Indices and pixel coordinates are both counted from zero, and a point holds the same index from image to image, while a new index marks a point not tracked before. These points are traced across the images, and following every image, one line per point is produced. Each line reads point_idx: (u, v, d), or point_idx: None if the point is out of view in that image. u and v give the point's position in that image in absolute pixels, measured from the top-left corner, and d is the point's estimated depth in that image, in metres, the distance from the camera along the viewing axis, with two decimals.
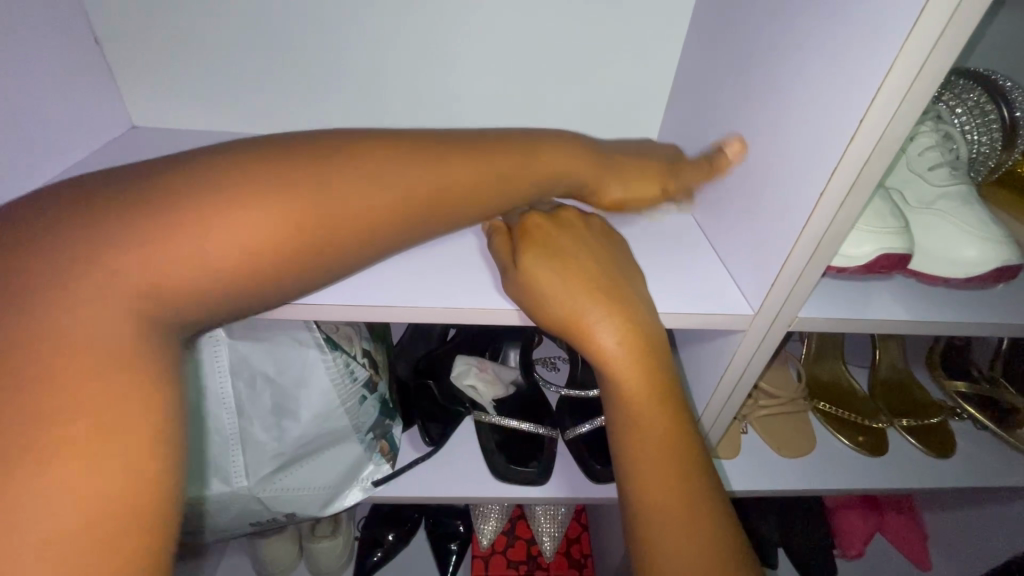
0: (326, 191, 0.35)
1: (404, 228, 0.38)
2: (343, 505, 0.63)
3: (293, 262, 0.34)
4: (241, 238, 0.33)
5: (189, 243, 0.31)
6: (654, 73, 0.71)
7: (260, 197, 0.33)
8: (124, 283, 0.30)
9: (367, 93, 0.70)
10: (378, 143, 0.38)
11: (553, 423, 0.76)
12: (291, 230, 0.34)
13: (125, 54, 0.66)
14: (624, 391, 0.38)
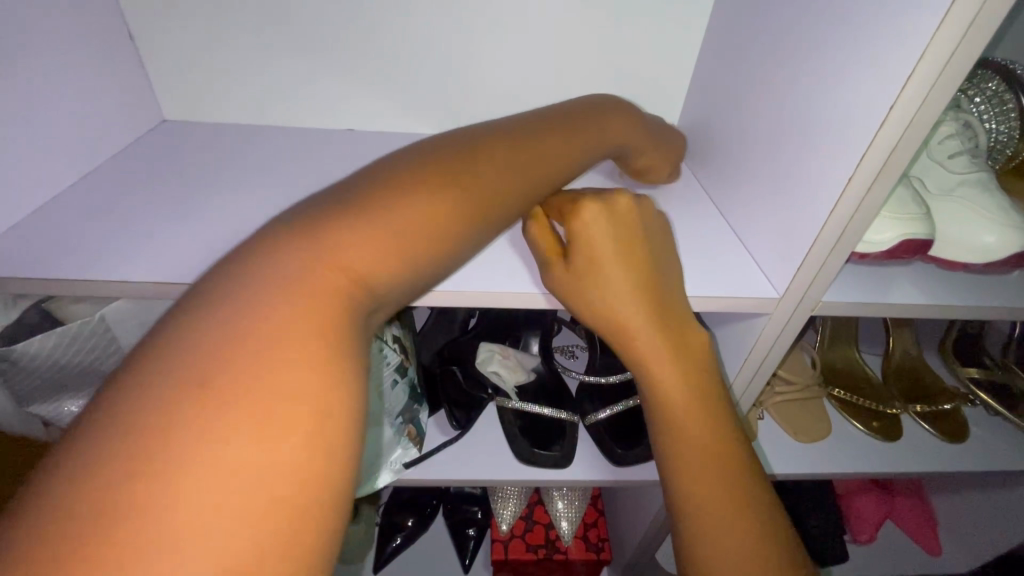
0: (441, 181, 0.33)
1: (513, 212, 0.38)
2: (373, 486, 0.65)
3: (436, 251, 0.32)
4: (377, 236, 0.29)
5: (360, 231, 0.28)
6: (674, 65, 0.72)
7: (413, 190, 0.32)
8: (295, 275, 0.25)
9: (394, 87, 0.72)
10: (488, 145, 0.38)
11: (574, 408, 0.77)
12: (427, 222, 0.31)
13: (158, 50, 0.68)
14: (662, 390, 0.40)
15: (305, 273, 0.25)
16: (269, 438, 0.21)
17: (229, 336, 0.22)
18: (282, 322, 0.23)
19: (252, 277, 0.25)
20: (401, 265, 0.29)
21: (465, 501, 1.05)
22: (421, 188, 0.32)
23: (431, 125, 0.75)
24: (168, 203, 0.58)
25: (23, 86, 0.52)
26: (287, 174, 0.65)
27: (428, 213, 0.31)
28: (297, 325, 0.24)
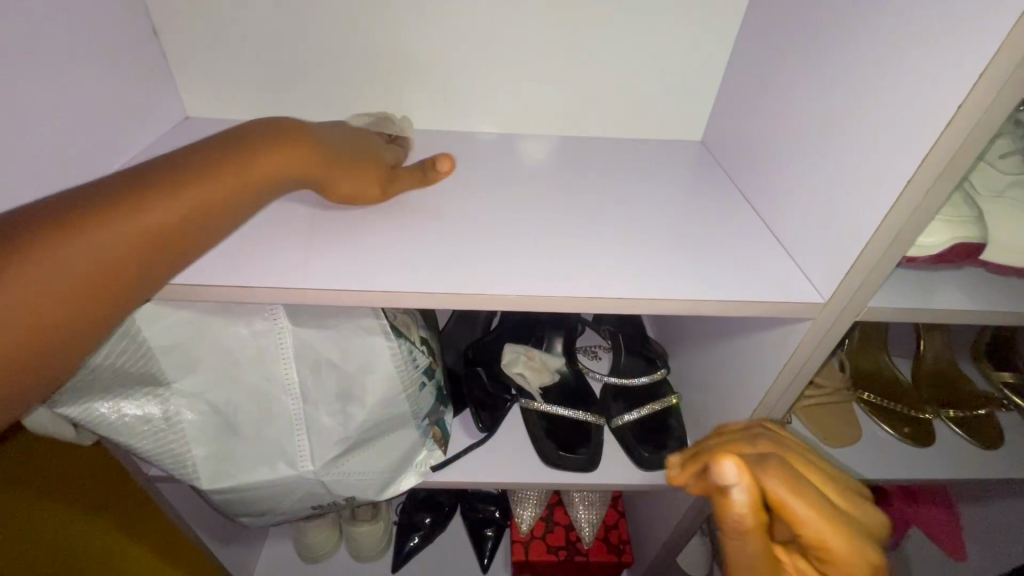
0: (138, 211, 0.37)
1: (220, 217, 0.40)
2: (399, 489, 0.64)
3: (157, 248, 0.38)
4: (109, 253, 0.36)
5: (82, 248, 0.35)
6: (706, 62, 0.70)
7: (138, 210, 0.37)
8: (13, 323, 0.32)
9: (420, 84, 0.70)
10: (239, 140, 0.42)
11: (599, 411, 0.76)
12: (138, 238, 0.37)
13: (182, 48, 0.67)
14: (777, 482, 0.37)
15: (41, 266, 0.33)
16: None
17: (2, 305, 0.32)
18: (21, 301, 0.32)
19: (25, 254, 0.33)
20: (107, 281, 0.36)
21: (484, 501, 1.04)
22: (115, 211, 0.36)
23: (455, 122, 0.74)
24: None
25: (49, 84, 0.52)
26: None
27: (130, 240, 0.36)
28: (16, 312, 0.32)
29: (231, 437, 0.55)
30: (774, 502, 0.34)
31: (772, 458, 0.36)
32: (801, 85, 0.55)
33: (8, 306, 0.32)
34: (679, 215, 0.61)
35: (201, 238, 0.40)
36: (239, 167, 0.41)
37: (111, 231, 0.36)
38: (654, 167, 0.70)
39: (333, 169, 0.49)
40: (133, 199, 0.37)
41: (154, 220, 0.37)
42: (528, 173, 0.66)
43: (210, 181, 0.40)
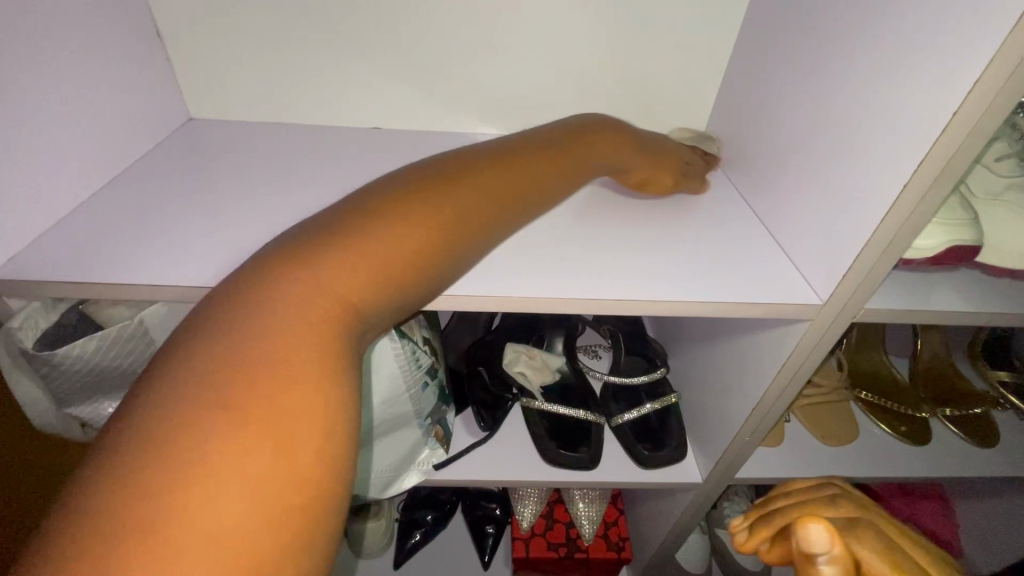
0: (425, 195, 0.37)
1: (482, 233, 0.41)
2: (402, 487, 0.65)
3: (409, 276, 0.34)
4: (367, 248, 0.32)
5: (332, 253, 0.31)
6: (707, 63, 0.70)
7: (408, 212, 0.35)
8: (291, 320, 0.27)
9: (422, 86, 0.71)
10: (437, 174, 0.40)
11: (600, 410, 0.77)
12: (392, 250, 0.33)
13: (185, 49, 0.67)
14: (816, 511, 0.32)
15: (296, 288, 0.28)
16: (250, 445, 0.23)
17: (262, 350, 0.25)
18: (334, 283, 0.30)
19: (259, 295, 0.28)
20: (357, 295, 0.30)
21: (484, 498, 1.05)
22: (376, 225, 0.33)
23: (457, 124, 0.74)
24: (199, 203, 0.58)
25: (54, 86, 0.52)
26: (315, 175, 0.64)
27: (411, 233, 0.34)
28: (310, 306, 0.28)
29: None
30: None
31: (865, 525, 0.31)
32: (804, 88, 0.55)
33: (279, 326, 0.27)
34: (680, 217, 0.62)
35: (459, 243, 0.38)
36: (531, 174, 0.46)
37: (340, 251, 0.31)
38: (655, 168, 0.70)
39: (486, 172, 0.42)
40: (355, 237, 0.32)
41: (390, 224, 0.34)
42: None
43: (432, 186, 0.38)
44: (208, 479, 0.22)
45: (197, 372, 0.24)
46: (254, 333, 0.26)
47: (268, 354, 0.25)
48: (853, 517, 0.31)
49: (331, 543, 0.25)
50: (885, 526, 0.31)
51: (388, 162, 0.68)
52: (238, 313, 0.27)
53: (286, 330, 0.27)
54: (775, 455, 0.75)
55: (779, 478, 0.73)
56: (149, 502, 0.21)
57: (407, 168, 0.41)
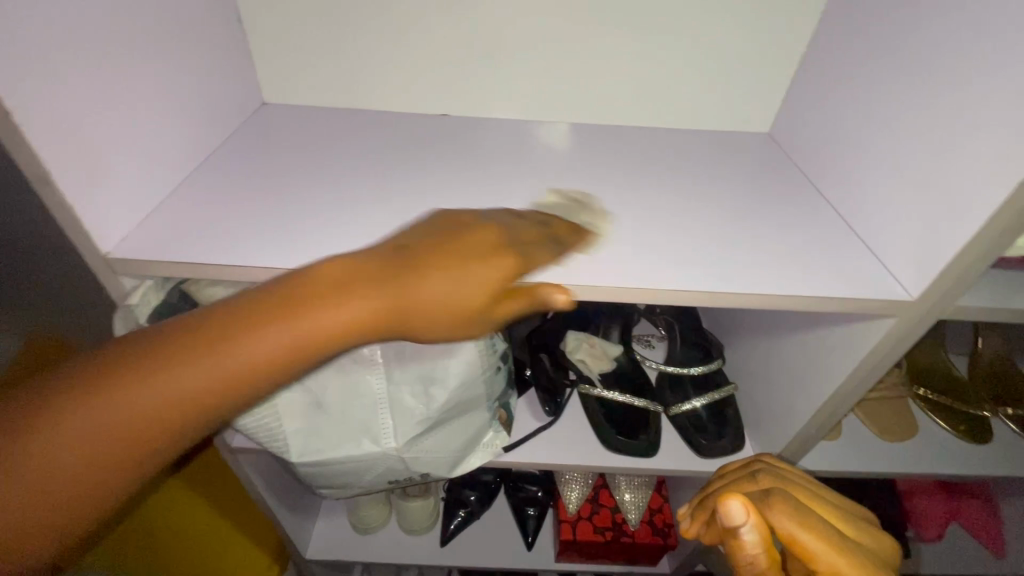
0: (291, 331, 0.35)
1: (367, 342, 0.37)
2: (469, 467, 0.67)
3: (188, 434, 0.34)
4: (161, 403, 0.33)
5: (88, 422, 0.32)
6: (781, 51, 0.69)
7: (172, 369, 0.33)
8: (38, 495, 0.31)
9: (490, 73, 0.71)
10: (173, 325, 0.35)
11: (657, 400, 0.78)
12: (184, 402, 0.33)
13: (261, 35, 0.68)
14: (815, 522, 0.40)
15: (19, 488, 0.31)
16: None
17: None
18: (79, 446, 0.32)
19: None
20: (112, 468, 0.33)
21: (527, 482, 1.07)
22: (179, 366, 0.33)
23: (522, 111, 0.74)
24: (283, 185, 0.59)
25: (153, 70, 0.53)
26: (391, 161, 0.65)
27: (318, 330, 0.35)
28: (65, 468, 0.31)
29: (318, 412, 0.58)
30: (787, 538, 0.40)
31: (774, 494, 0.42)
32: (894, 78, 0.54)
33: (148, 400, 0.32)
34: (755, 209, 0.61)
35: (345, 345, 0.37)
36: (407, 301, 0.38)
37: (203, 368, 0.33)
38: (725, 161, 0.70)
39: (441, 264, 0.40)
40: (218, 340, 0.34)
41: (227, 367, 0.34)
42: (599, 165, 0.67)
43: (281, 316, 0.35)
44: None
45: None
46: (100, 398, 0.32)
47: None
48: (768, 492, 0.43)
49: None
50: (791, 490, 0.48)
51: (459, 148, 0.68)
52: None
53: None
54: (833, 450, 0.76)
55: (839, 471, 0.73)
56: None
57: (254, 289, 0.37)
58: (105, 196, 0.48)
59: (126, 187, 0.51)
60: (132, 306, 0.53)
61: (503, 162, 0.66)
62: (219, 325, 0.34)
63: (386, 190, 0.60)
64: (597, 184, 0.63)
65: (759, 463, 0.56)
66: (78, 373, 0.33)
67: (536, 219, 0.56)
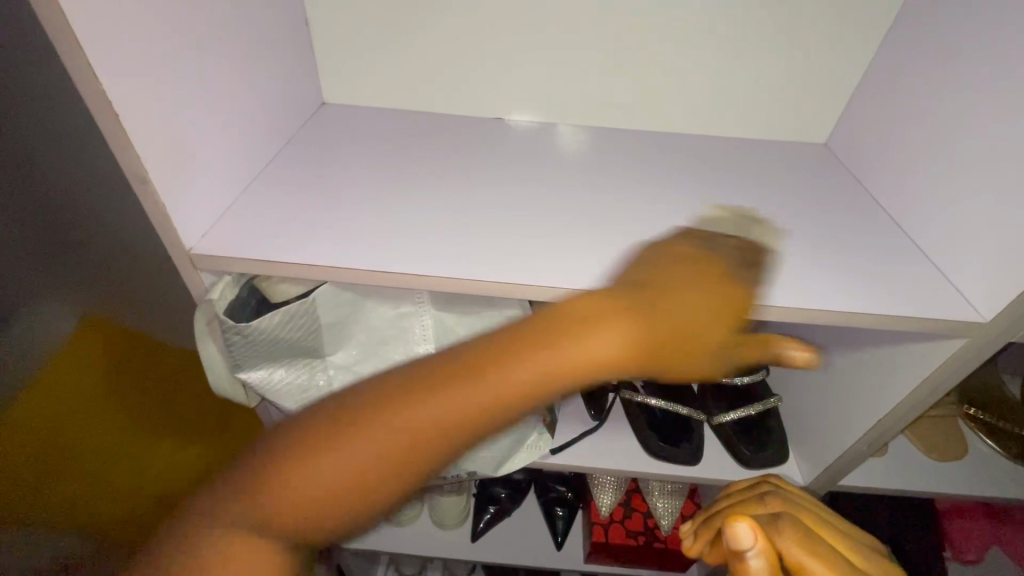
0: (444, 397, 0.36)
1: (545, 396, 0.38)
2: (513, 467, 0.68)
3: (360, 503, 0.35)
4: (360, 461, 0.35)
5: (308, 474, 0.35)
6: (844, 62, 0.68)
7: (421, 426, 0.36)
8: (259, 538, 0.34)
9: (547, 79, 0.72)
10: (368, 385, 0.38)
11: (699, 408, 0.78)
12: (360, 465, 0.35)
13: (328, 37, 0.70)
14: (819, 552, 0.39)
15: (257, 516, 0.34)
16: None
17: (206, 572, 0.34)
18: (295, 499, 0.34)
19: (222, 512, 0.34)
20: (321, 517, 0.35)
21: (558, 483, 1.08)
22: (387, 416, 0.36)
23: (576, 116, 0.75)
24: (349, 185, 0.60)
25: (236, 73, 0.56)
26: (449, 162, 0.66)
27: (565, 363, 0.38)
28: (265, 519, 0.34)
29: None
30: (792, 565, 0.39)
31: (783, 521, 0.42)
32: (967, 94, 0.53)
33: (322, 482, 0.35)
34: (814, 221, 0.61)
35: (527, 403, 0.37)
36: (559, 356, 0.38)
37: (363, 441, 0.35)
38: (782, 172, 0.69)
39: (579, 326, 0.39)
40: (417, 395, 0.36)
41: (403, 420, 0.36)
42: (655, 173, 0.67)
43: (484, 363, 0.37)
44: None
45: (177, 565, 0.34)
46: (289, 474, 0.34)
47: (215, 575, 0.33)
48: (774, 518, 0.42)
49: None
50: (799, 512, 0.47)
51: (515, 152, 0.69)
52: (223, 511, 0.34)
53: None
54: (880, 467, 0.75)
55: (886, 488, 0.72)
56: None
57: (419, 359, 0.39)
58: (192, 192, 0.50)
59: (207, 183, 0.53)
60: (211, 301, 0.52)
61: (559, 167, 0.67)
62: (354, 413, 0.36)
63: (446, 192, 0.61)
64: (655, 191, 0.63)
65: (764, 483, 0.55)
66: (264, 480, 0.35)
67: (596, 227, 0.57)
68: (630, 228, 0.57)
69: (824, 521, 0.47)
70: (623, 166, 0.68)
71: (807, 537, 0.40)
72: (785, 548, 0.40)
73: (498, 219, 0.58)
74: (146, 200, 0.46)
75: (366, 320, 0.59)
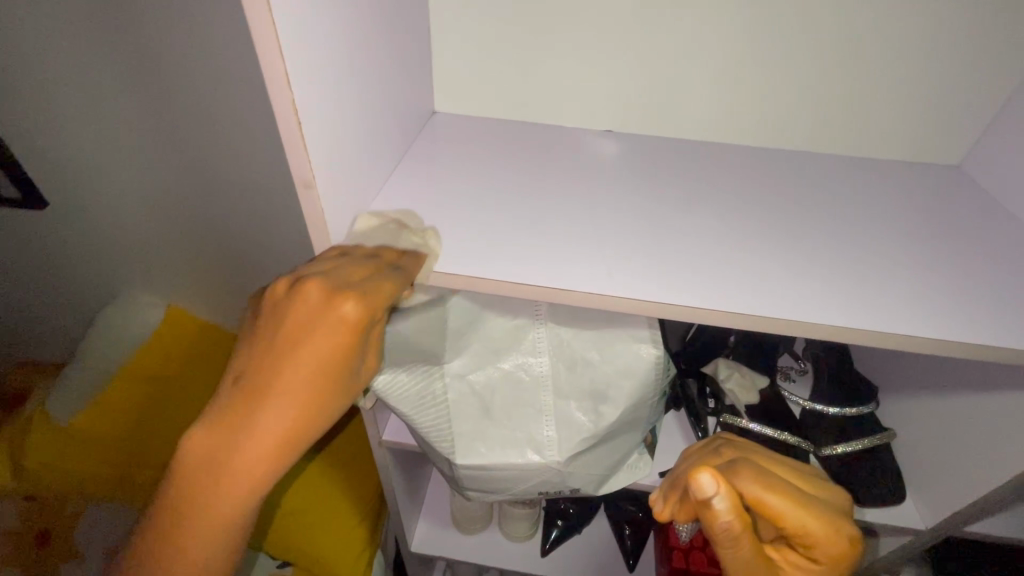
0: (283, 366, 0.42)
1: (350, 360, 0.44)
2: (614, 486, 0.66)
3: (267, 480, 0.43)
4: (266, 448, 0.42)
5: (253, 453, 0.41)
6: (993, 79, 0.63)
7: (231, 406, 0.42)
8: (230, 497, 0.42)
9: (665, 93, 0.70)
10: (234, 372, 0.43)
11: (804, 438, 0.74)
12: (248, 446, 0.41)
13: (449, 50, 0.71)
14: (774, 490, 0.46)
15: (230, 484, 0.42)
16: (224, 533, 0.43)
17: (190, 502, 0.42)
18: (257, 464, 0.42)
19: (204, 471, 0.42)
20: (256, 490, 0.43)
21: (629, 502, 1.05)
22: (234, 402, 0.42)
23: (690, 130, 0.73)
24: (472, 195, 0.60)
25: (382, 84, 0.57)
26: (567, 173, 0.65)
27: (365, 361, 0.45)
28: (240, 488, 0.42)
29: (484, 417, 0.60)
30: (753, 498, 0.46)
31: (741, 465, 0.48)
32: None
33: (285, 420, 0.42)
34: (960, 250, 0.57)
35: (337, 390, 0.44)
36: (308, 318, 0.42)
37: (292, 382, 0.42)
38: (916, 195, 0.65)
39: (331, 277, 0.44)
40: (258, 383, 0.42)
41: (213, 414, 0.42)
42: (780, 192, 0.64)
43: (282, 350, 0.42)
44: (203, 533, 0.43)
45: (181, 505, 0.43)
46: (236, 444, 0.41)
47: (199, 505, 0.42)
48: (732, 464, 0.49)
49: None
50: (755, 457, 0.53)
51: (631, 166, 0.68)
52: (206, 472, 0.42)
53: (215, 519, 0.43)
54: (1008, 518, 0.69)
55: (1018, 539, 0.67)
56: (189, 550, 0.43)
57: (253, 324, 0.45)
58: (348, 197, 0.51)
59: (355, 190, 0.53)
60: None
61: (678, 181, 0.65)
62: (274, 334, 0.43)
63: (568, 203, 0.60)
64: (783, 211, 0.61)
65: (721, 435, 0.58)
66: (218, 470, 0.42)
67: (730, 246, 0.56)
68: (764, 249, 0.55)
69: (774, 459, 0.53)
70: (745, 184, 0.65)
71: (762, 474, 0.47)
72: (751, 489, 0.46)
73: (626, 232, 0.57)
74: (309, 204, 0.45)
75: (485, 331, 0.58)
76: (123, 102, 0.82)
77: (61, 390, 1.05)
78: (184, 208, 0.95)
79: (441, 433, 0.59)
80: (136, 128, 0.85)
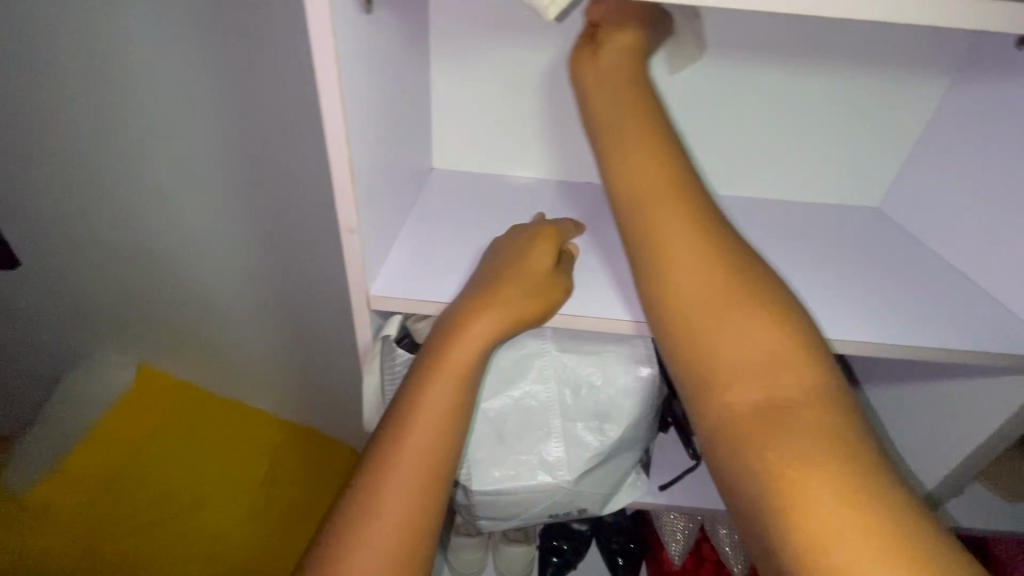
0: (492, 299, 0.51)
1: (541, 314, 0.53)
2: (617, 506, 0.71)
3: (461, 391, 0.50)
4: (465, 357, 0.50)
5: (462, 361, 0.50)
6: None
7: (446, 327, 0.51)
8: (443, 398, 0.49)
9: None
10: (473, 296, 0.52)
11: None
12: (459, 358, 0.50)
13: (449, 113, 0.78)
14: (596, 108, 0.47)
15: (440, 386, 0.49)
16: (432, 444, 0.49)
17: (410, 407, 0.49)
18: (461, 367, 0.50)
19: (418, 375, 0.50)
20: (454, 395, 0.50)
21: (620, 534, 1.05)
22: (451, 324, 0.51)
23: None
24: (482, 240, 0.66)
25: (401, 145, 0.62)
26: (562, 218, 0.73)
27: (524, 304, 0.52)
28: (445, 391, 0.50)
29: (500, 445, 0.64)
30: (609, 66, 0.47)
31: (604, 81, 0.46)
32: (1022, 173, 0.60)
33: (482, 330, 0.50)
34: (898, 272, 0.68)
35: (524, 324, 0.52)
36: (520, 265, 0.53)
37: (491, 305, 0.51)
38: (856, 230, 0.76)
39: (523, 249, 0.55)
40: (477, 301, 0.51)
41: (441, 329, 0.51)
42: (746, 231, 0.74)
43: (498, 286, 0.52)
44: (417, 440, 0.49)
45: (400, 412, 0.49)
46: (448, 347, 0.50)
47: (417, 408, 0.49)
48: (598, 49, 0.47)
49: (435, 522, 0.49)
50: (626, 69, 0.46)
51: None
52: (425, 376, 0.50)
53: (427, 423, 0.49)
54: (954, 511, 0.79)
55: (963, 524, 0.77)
56: (402, 462, 0.48)
57: (492, 263, 0.55)
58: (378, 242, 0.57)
59: (383, 235, 0.58)
60: (385, 336, 0.59)
61: None
62: (498, 270, 0.53)
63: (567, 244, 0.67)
64: None
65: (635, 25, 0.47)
66: (433, 369, 0.50)
67: None
68: None
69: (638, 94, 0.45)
70: None
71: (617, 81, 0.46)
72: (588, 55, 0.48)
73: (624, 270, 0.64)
74: (352, 249, 0.51)
75: (500, 361, 0.64)
76: (173, 146, 0.88)
77: (17, 462, 1.07)
78: (228, 265, 1.03)
79: (464, 462, 0.63)
80: (184, 180, 0.92)
